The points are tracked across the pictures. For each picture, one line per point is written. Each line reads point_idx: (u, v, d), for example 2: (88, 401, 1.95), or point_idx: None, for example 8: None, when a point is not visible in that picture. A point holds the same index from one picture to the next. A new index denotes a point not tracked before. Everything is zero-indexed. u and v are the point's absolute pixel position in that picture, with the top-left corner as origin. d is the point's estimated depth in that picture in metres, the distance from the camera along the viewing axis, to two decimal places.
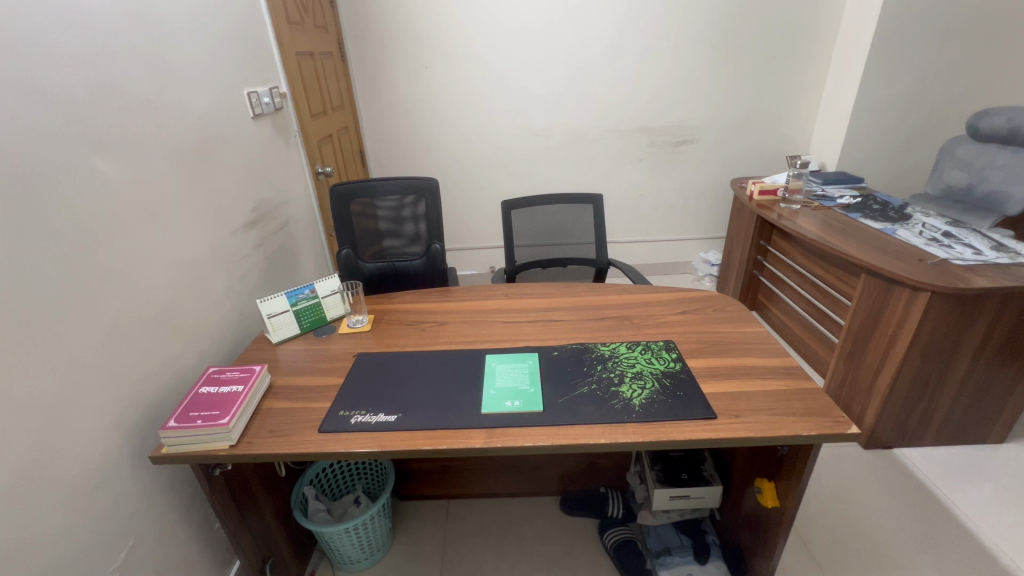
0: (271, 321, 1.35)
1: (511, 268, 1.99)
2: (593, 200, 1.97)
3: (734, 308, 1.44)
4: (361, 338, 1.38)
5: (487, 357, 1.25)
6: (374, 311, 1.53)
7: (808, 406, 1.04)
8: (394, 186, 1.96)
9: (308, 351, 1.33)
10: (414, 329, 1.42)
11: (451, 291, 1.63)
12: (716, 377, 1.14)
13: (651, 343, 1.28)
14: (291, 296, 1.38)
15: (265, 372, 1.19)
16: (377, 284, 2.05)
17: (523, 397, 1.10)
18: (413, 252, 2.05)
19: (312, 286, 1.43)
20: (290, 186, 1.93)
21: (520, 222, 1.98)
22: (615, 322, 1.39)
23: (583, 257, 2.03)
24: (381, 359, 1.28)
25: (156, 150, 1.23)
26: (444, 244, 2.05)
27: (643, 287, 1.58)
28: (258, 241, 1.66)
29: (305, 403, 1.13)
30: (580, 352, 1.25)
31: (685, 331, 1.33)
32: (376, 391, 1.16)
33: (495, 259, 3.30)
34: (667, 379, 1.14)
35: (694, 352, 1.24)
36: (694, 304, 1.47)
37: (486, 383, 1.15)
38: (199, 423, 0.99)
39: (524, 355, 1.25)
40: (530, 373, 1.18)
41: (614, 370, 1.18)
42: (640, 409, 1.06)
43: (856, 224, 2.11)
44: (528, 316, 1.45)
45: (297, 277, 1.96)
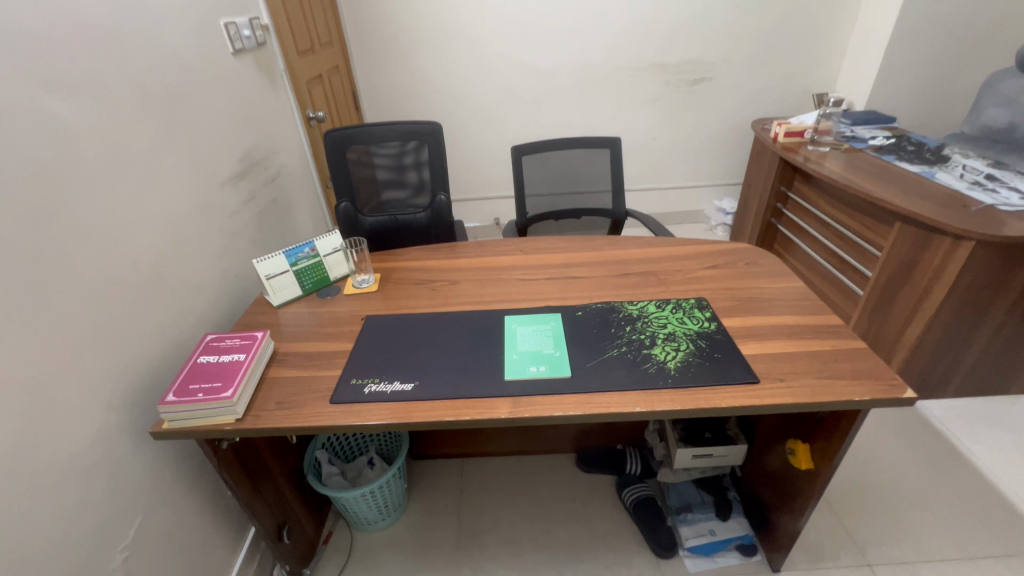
0: (270, 282, 1.25)
1: (522, 220, 1.87)
2: (609, 144, 1.82)
3: (768, 260, 1.33)
4: (368, 300, 1.29)
5: (506, 319, 1.17)
6: (380, 269, 1.42)
7: (857, 368, 0.96)
8: (394, 131, 1.80)
9: (312, 315, 1.24)
10: (424, 288, 1.32)
11: (461, 246, 1.52)
12: (755, 338, 1.06)
13: (682, 300, 1.19)
14: (290, 255, 1.27)
15: (269, 338, 1.11)
16: (378, 241, 1.94)
17: (548, 363, 1.02)
18: (416, 204, 1.92)
19: (312, 244, 1.31)
20: (279, 132, 1.76)
21: (531, 170, 1.83)
22: (641, 279, 1.29)
23: (598, 206, 1.90)
24: (392, 322, 1.19)
25: (125, 89, 1.07)
26: (449, 195, 1.90)
27: (667, 239, 1.47)
28: (250, 194, 1.53)
29: (313, 371, 1.05)
30: (606, 311, 1.16)
31: (716, 287, 1.24)
32: (388, 357, 1.08)
33: (499, 211, 3.15)
34: (702, 341, 1.06)
35: (729, 311, 1.15)
36: (724, 257, 1.36)
37: (507, 347, 1.07)
38: (200, 397, 0.91)
39: (546, 316, 1.16)
40: (555, 335, 1.10)
41: (644, 331, 1.09)
42: (676, 373, 0.98)
43: (890, 168, 1.97)
44: (546, 273, 1.35)
45: (296, 232, 1.84)
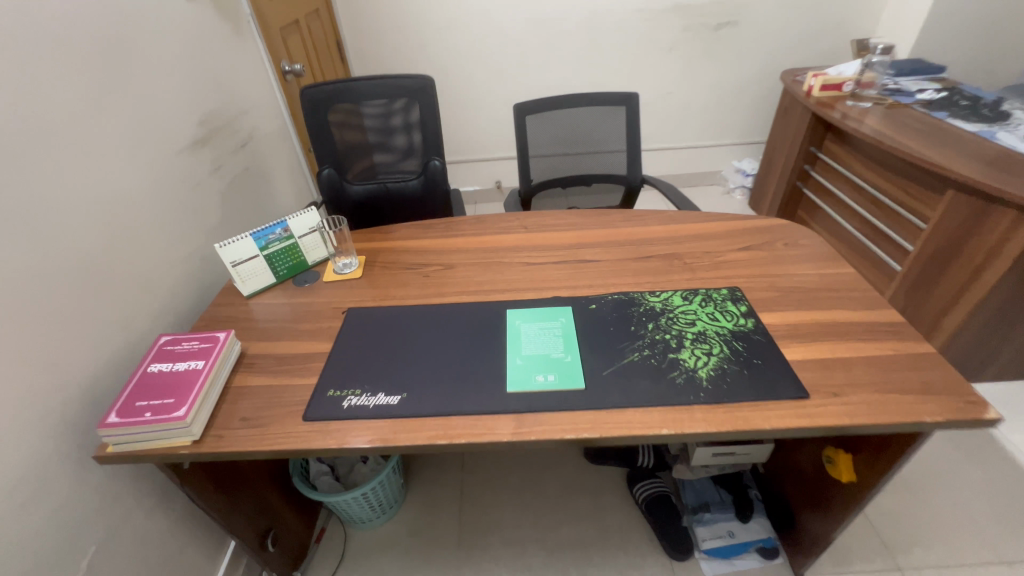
0: (237, 270, 1.08)
1: (526, 188, 1.68)
2: (626, 101, 1.59)
3: (810, 240, 1.16)
4: (350, 288, 1.13)
5: (509, 314, 1.01)
6: (365, 250, 1.25)
7: (925, 380, 0.81)
8: (379, 87, 1.58)
9: (287, 306, 1.09)
10: (414, 273, 1.16)
11: (457, 222, 1.34)
12: (801, 339, 0.90)
13: (713, 290, 1.03)
14: (259, 238, 1.10)
15: (234, 338, 0.96)
16: (366, 212, 1.76)
17: (558, 371, 0.87)
18: (407, 171, 1.72)
19: (284, 224, 1.13)
20: (249, 89, 1.54)
21: (536, 131, 1.62)
22: (663, 264, 1.12)
23: (610, 172, 1.70)
24: (377, 317, 1.04)
25: (37, 37, 0.87)
26: (444, 160, 1.70)
27: (692, 213, 1.29)
28: (216, 163, 1.34)
29: (286, 379, 0.91)
30: (624, 305, 1.00)
31: (750, 275, 1.07)
32: (372, 361, 0.93)
33: (501, 173, 2.92)
34: (739, 343, 0.90)
35: (768, 304, 0.99)
36: (760, 236, 1.19)
37: (509, 349, 0.92)
38: (147, 417, 0.77)
39: (555, 311, 1.00)
40: (566, 335, 0.94)
41: (670, 330, 0.94)
42: (709, 385, 0.83)
43: (942, 126, 1.74)
44: (554, 256, 1.18)
45: (275, 203, 1.65)
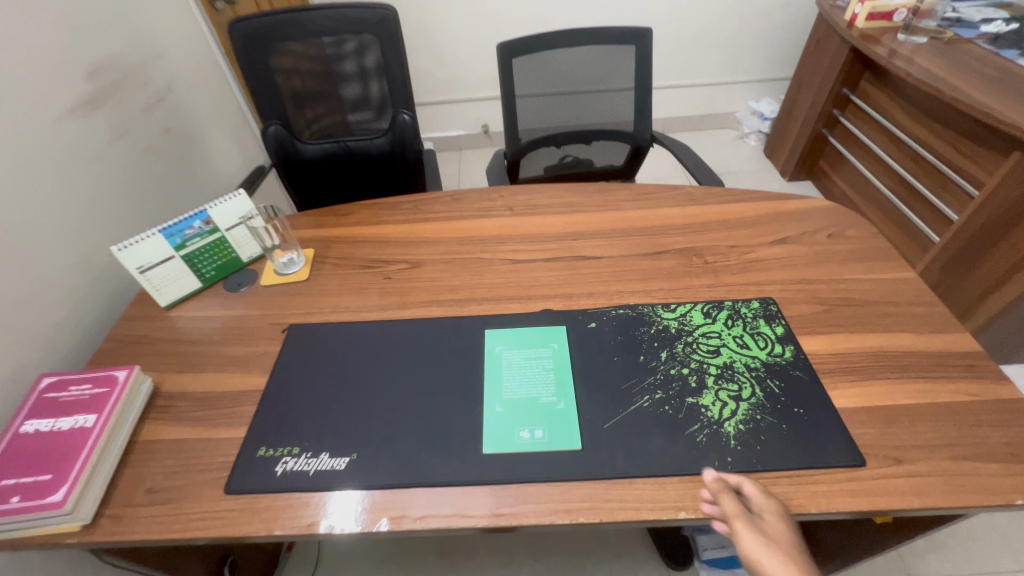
0: (148, 278, 0.86)
1: (514, 150, 1.41)
2: (637, 40, 1.29)
3: (859, 232, 0.94)
4: (294, 294, 0.92)
5: (488, 336, 0.81)
6: (314, 241, 1.02)
7: (1010, 440, 0.64)
8: (328, 19, 1.26)
9: (215, 321, 0.88)
10: (373, 274, 0.94)
11: (428, 201, 1.10)
12: (852, 377, 0.72)
13: (741, 303, 0.83)
14: (173, 235, 0.86)
15: (141, 375, 0.76)
16: (326, 176, 1.50)
17: (548, 425, 0.69)
18: (371, 126, 1.44)
19: (205, 214, 0.89)
20: (161, 24, 1.21)
21: (525, 79, 1.32)
22: (680, 262, 0.91)
23: (614, 129, 1.43)
24: (326, 337, 0.84)
25: None
26: (415, 114, 1.41)
27: (714, 191, 1.06)
28: (122, 126, 1.06)
29: (209, 430, 0.72)
30: (631, 325, 0.81)
31: (788, 281, 0.86)
32: (316, 405, 0.74)
33: (488, 116, 2.57)
34: (774, 383, 0.72)
35: (811, 325, 0.79)
36: (798, 224, 0.97)
37: (487, 390, 0.74)
38: (14, 506, 0.60)
39: (545, 333, 0.81)
40: (558, 370, 0.75)
41: (688, 363, 0.75)
42: (738, 447, 0.66)
43: (1013, 70, 1.45)
44: (546, 250, 0.96)
45: (212, 169, 1.38)
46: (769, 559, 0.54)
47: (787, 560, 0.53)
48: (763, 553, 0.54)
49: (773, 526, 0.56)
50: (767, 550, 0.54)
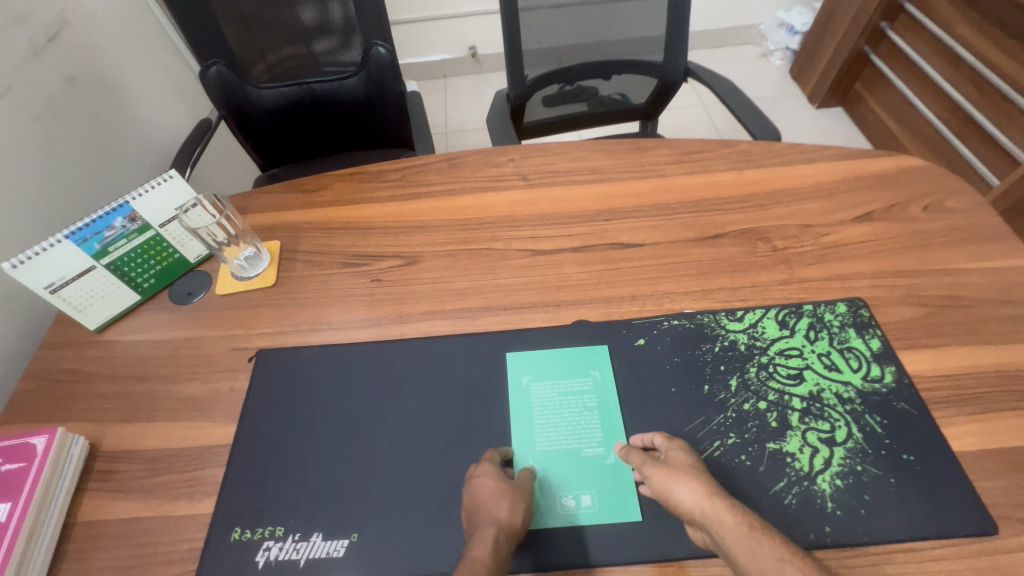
0: (63, 298, 0.66)
1: (517, 92, 1.16)
2: None
3: (960, 202, 0.76)
4: (259, 305, 0.73)
5: (512, 363, 0.64)
6: (279, 229, 0.81)
7: None
8: None
9: (162, 346, 0.70)
10: (357, 274, 0.75)
11: (419, 168, 0.88)
12: (972, 408, 0.58)
13: (824, 307, 0.66)
14: (90, 241, 0.65)
15: (69, 435, 0.60)
16: (290, 127, 1.24)
17: (597, 488, 0.55)
18: (339, 63, 1.16)
19: (130, 209, 0.67)
20: None
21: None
22: (742, 248, 0.73)
23: (638, 60, 1.18)
24: (304, 366, 0.66)
25: None
26: (392, 46, 1.12)
27: (777, 149, 0.85)
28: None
29: (167, 505, 0.57)
30: (689, 343, 0.64)
31: (878, 273, 0.69)
32: (300, 466, 0.59)
33: (476, 37, 2.19)
34: (875, 420, 0.58)
35: (914, 336, 0.64)
36: (885, 193, 0.78)
37: (516, 442, 0.59)
38: None
39: (581, 355, 0.64)
40: (604, 412, 0.60)
41: (766, 395, 0.60)
42: (838, 511, 0.52)
43: None
44: (573, 234, 0.77)
45: (145, 124, 1.12)
46: (675, 486, 0.49)
47: (690, 479, 0.49)
48: (669, 480, 0.50)
49: (677, 457, 0.52)
50: (671, 476, 0.50)
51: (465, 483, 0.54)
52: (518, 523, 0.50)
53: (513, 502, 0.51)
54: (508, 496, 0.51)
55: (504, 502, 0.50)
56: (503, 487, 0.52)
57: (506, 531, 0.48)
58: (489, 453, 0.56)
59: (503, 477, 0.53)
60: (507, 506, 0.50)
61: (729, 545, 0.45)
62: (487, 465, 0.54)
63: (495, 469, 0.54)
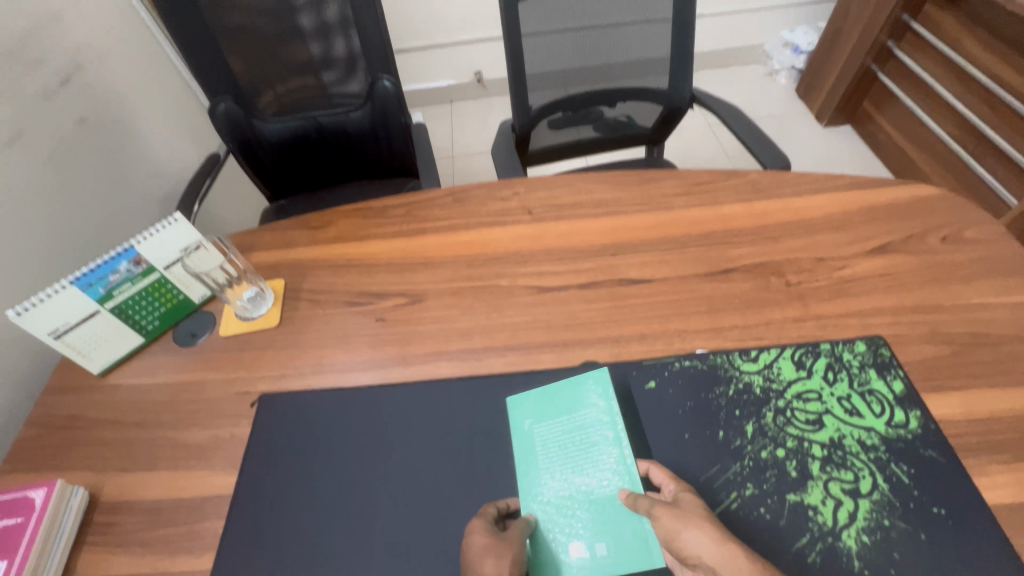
0: (66, 344, 0.65)
1: (522, 122, 1.15)
2: None
3: (980, 233, 0.74)
4: (262, 345, 0.72)
5: (512, 405, 0.62)
6: (283, 267, 0.80)
7: None
8: None
9: (164, 390, 0.69)
10: (361, 314, 0.74)
11: (424, 202, 0.88)
12: (1005, 457, 0.55)
13: (842, 345, 0.64)
14: (93, 286, 0.64)
15: (69, 486, 0.59)
16: (297, 160, 1.25)
17: (612, 534, 0.52)
18: (346, 96, 1.17)
19: (133, 252, 0.67)
20: None
21: (533, 29, 1.05)
22: (754, 283, 0.71)
23: (643, 87, 1.18)
24: (308, 410, 0.65)
25: None
26: (397, 79, 1.14)
27: (787, 179, 0.83)
28: (12, 128, 0.82)
29: (164, 559, 0.56)
30: (702, 385, 0.62)
31: (898, 309, 0.67)
32: (301, 518, 0.57)
33: (481, 62, 2.22)
34: (901, 469, 0.55)
35: (939, 377, 0.61)
36: (901, 225, 0.76)
37: (521, 489, 0.56)
38: None
39: (582, 384, 0.61)
40: (612, 444, 0.56)
41: (784, 443, 0.57)
42: (865, 571, 0.49)
43: None
44: (580, 269, 0.75)
45: (154, 161, 1.13)
46: (685, 530, 0.45)
47: (700, 525, 0.45)
48: (678, 525, 0.46)
49: (688, 500, 0.48)
50: (680, 521, 0.46)
51: (463, 542, 0.52)
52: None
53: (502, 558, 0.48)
54: (496, 551, 0.48)
55: (487, 559, 0.47)
56: (490, 542, 0.49)
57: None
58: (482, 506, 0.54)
59: (493, 532, 0.50)
60: (493, 566, 0.47)
61: None
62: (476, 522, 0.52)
63: (485, 524, 0.51)
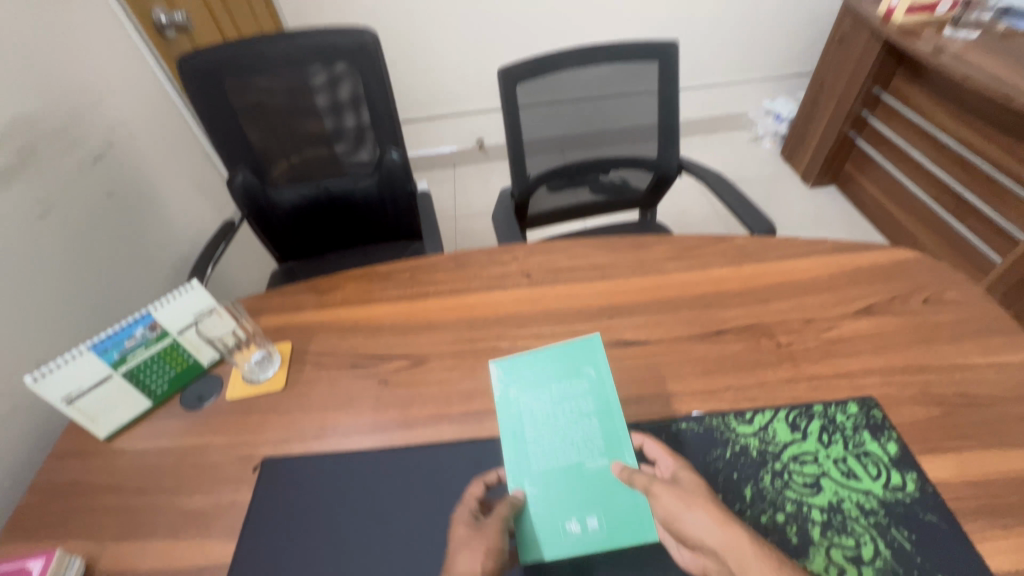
0: (77, 409, 0.67)
1: (521, 189, 1.22)
2: (662, 53, 1.12)
3: (959, 294, 0.77)
4: (267, 409, 0.73)
5: (502, 375, 0.65)
6: (291, 330, 0.83)
7: None
8: (296, 48, 1.06)
9: (168, 454, 0.70)
10: (365, 377, 0.76)
11: (427, 266, 0.92)
12: (1006, 522, 0.55)
13: (835, 407, 0.65)
14: (108, 352, 0.67)
15: (67, 556, 0.59)
16: (307, 225, 1.32)
17: (602, 509, 0.55)
18: (355, 165, 1.25)
19: (150, 318, 0.70)
20: (93, 67, 1.03)
21: (531, 107, 1.14)
22: (746, 345, 0.74)
23: (633, 156, 1.27)
24: (310, 475, 0.66)
25: None
26: (404, 152, 1.22)
27: (772, 243, 0.88)
28: (46, 202, 0.89)
29: None
30: (700, 448, 0.63)
31: (887, 370, 0.69)
32: None
33: (483, 129, 2.36)
34: (902, 534, 0.55)
35: (933, 438, 0.62)
36: (884, 287, 0.79)
37: (510, 465, 0.59)
38: None
39: (573, 355, 0.65)
40: (602, 416, 0.60)
41: (783, 507, 0.58)
42: None
43: None
44: (577, 331, 0.78)
45: (172, 227, 1.20)
46: (687, 511, 0.49)
47: (703, 507, 0.49)
48: (680, 506, 0.50)
49: (689, 481, 0.53)
50: (683, 501, 0.50)
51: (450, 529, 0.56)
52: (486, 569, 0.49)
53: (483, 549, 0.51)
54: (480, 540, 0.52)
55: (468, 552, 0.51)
56: (474, 532, 0.53)
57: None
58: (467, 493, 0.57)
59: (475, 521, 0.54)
60: (473, 552, 0.51)
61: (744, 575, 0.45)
62: (461, 511, 0.55)
63: (468, 514, 0.55)
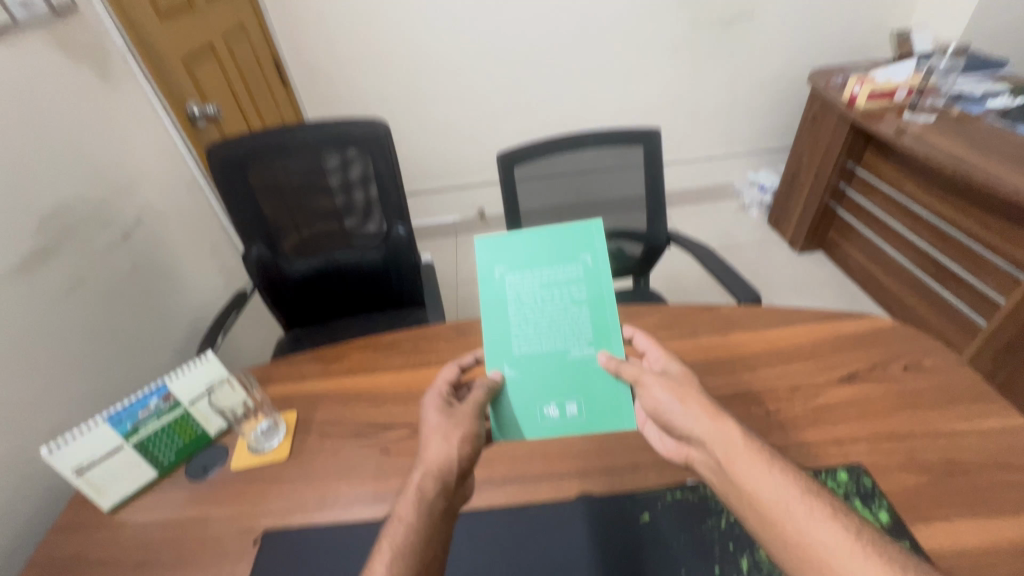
0: (86, 480, 0.69)
1: None
2: (647, 139, 1.23)
3: (938, 361, 0.81)
4: (270, 479, 0.75)
5: (488, 249, 0.70)
6: (297, 399, 0.86)
7: None
8: (315, 136, 1.17)
9: (170, 526, 0.70)
10: (368, 446, 0.78)
11: (429, 335, 0.96)
12: None
13: (825, 475, 0.67)
14: (122, 422, 0.70)
15: None
16: (315, 293, 1.37)
17: (584, 396, 0.66)
18: (364, 237, 1.32)
19: (164, 389, 0.73)
20: (131, 156, 1.14)
21: (528, 187, 1.24)
22: (736, 412, 0.76)
23: (624, 229, 1.35)
24: (312, 546, 0.66)
25: None
26: (410, 227, 1.30)
27: (757, 313, 0.93)
28: (76, 278, 0.96)
29: None
30: (695, 518, 0.65)
31: (874, 436, 0.71)
32: None
33: (484, 200, 2.48)
34: None
35: (923, 506, 0.63)
36: (866, 355, 0.83)
37: (495, 346, 0.67)
38: None
39: (571, 240, 0.70)
40: (589, 304, 0.68)
41: None
42: None
43: None
44: None
45: (187, 298, 1.26)
46: (675, 400, 0.62)
47: (694, 399, 0.62)
48: (673, 397, 0.62)
49: (680, 376, 0.66)
50: (676, 395, 0.62)
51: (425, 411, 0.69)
52: (454, 444, 0.62)
53: (448, 428, 0.63)
54: (452, 420, 0.64)
55: (437, 438, 0.62)
56: (444, 416, 0.65)
57: (436, 476, 0.59)
58: (437, 386, 0.70)
59: (444, 408, 0.67)
60: (445, 430, 0.63)
61: (713, 444, 0.58)
62: (430, 401, 0.68)
63: (437, 403, 0.68)
